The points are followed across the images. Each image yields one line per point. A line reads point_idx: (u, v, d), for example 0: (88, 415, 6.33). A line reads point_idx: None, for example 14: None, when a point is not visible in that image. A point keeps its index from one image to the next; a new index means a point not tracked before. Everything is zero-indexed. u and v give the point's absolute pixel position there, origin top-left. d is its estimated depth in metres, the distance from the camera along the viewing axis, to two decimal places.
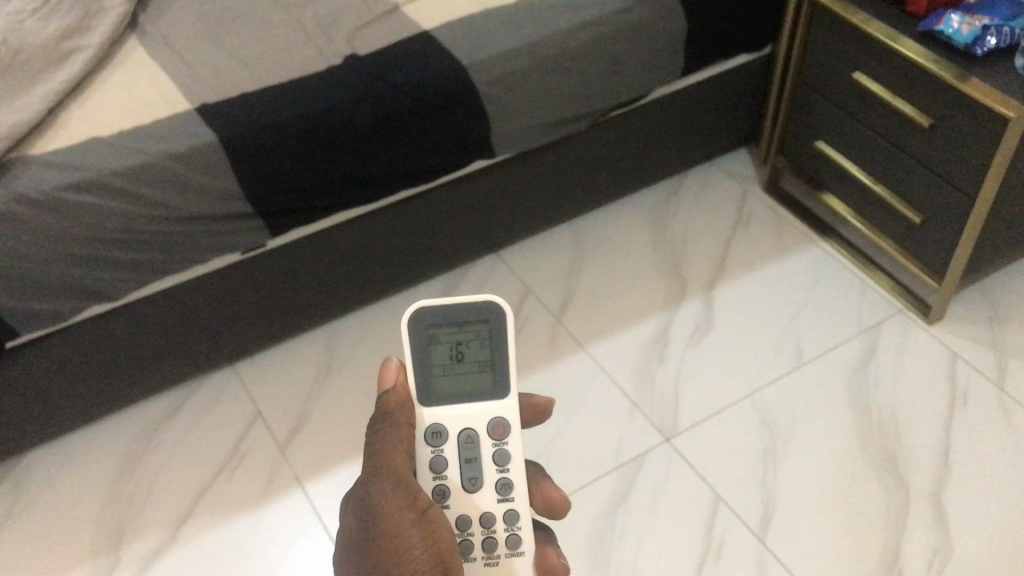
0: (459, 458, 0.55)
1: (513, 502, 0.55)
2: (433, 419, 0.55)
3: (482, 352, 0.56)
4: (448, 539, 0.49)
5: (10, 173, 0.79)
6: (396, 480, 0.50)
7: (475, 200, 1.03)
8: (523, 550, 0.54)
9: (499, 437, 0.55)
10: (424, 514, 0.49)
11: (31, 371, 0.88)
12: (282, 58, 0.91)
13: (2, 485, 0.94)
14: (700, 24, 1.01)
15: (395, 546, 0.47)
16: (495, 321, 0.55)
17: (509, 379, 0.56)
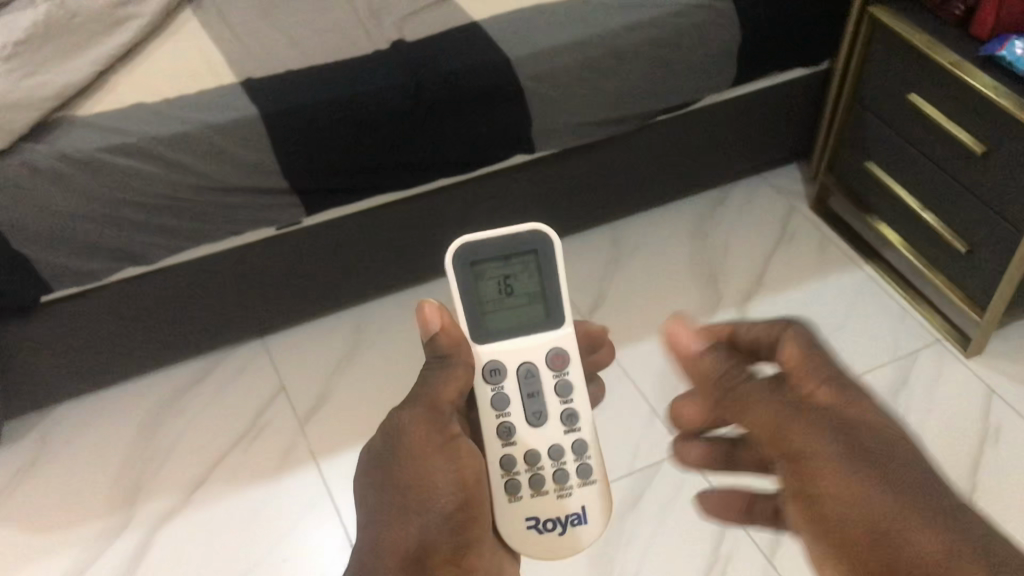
0: (520, 393, 0.54)
1: (580, 431, 0.54)
2: (492, 357, 0.54)
3: (533, 284, 0.56)
4: (475, 470, 0.48)
5: (55, 132, 0.80)
6: (431, 410, 0.48)
7: (513, 195, 1.04)
8: (595, 478, 0.53)
9: (559, 368, 0.55)
10: (453, 444, 0.47)
11: (63, 326, 0.90)
12: (331, 38, 0.92)
13: (30, 434, 0.96)
14: (757, 33, 0.99)
15: (424, 471, 0.45)
16: (542, 251, 0.55)
17: (563, 307, 0.56)
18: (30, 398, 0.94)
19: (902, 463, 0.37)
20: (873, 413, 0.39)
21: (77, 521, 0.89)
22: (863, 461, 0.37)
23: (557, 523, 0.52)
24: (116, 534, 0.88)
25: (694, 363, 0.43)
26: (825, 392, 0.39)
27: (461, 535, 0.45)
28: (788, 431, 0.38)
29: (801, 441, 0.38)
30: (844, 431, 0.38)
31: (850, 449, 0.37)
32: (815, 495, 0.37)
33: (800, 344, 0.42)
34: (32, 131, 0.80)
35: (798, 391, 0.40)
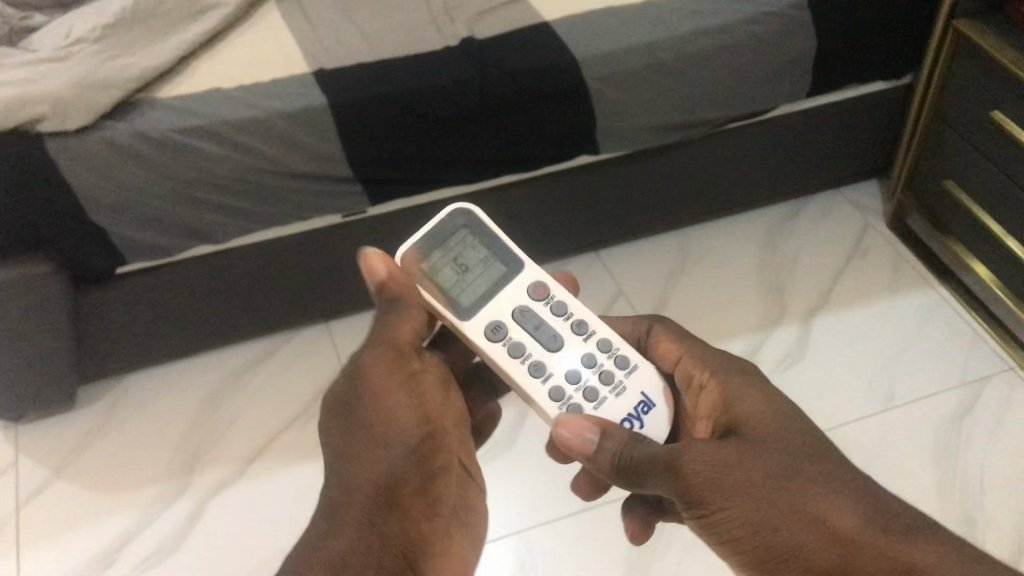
0: (528, 332, 0.58)
1: (595, 332, 0.59)
2: (485, 320, 0.58)
3: (480, 251, 0.60)
4: (436, 405, 0.52)
5: (135, 111, 0.84)
6: (393, 347, 0.52)
7: (576, 195, 1.04)
8: (636, 364, 0.57)
9: (545, 295, 0.59)
10: (414, 379, 0.52)
11: (135, 298, 0.94)
12: (403, 33, 0.94)
13: (103, 399, 1.02)
14: (834, 42, 0.97)
15: (385, 407, 0.50)
16: (468, 222, 0.60)
17: (515, 253, 0.60)
18: (101, 365, 0.99)
19: (788, 448, 0.47)
20: (761, 414, 0.51)
21: (135, 485, 0.94)
22: (752, 465, 0.46)
23: (633, 420, 0.56)
24: (170, 501, 0.92)
25: (595, 455, 0.51)
26: (708, 406, 0.54)
27: (425, 465, 0.50)
28: (684, 478, 0.46)
29: (695, 470, 0.46)
30: (734, 443, 0.48)
31: (744, 457, 0.47)
32: (712, 515, 0.46)
33: (666, 337, 0.59)
34: (114, 110, 0.84)
35: (706, 392, 0.54)
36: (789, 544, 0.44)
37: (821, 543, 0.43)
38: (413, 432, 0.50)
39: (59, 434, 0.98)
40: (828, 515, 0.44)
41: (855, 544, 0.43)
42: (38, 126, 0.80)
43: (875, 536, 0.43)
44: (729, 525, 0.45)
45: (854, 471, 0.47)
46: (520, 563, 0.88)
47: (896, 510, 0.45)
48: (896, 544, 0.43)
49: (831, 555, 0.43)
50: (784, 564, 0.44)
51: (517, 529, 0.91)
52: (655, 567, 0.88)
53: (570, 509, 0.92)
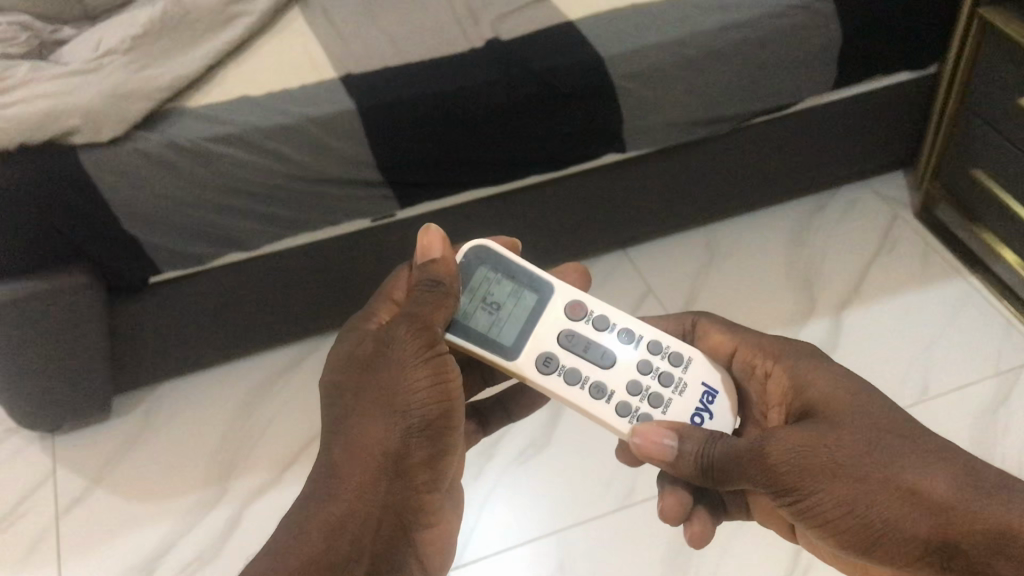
0: (579, 356, 0.61)
1: (642, 338, 0.62)
2: (536, 354, 0.61)
3: (505, 284, 0.62)
4: (456, 383, 0.54)
5: (166, 121, 0.84)
6: (421, 325, 0.54)
7: (604, 193, 1.04)
8: (689, 357, 0.62)
9: (584, 312, 0.62)
10: (438, 359, 0.53)
11: (168, 307, 0.95)
12: (429, 36, 0.94)
13: (138, 408, 1.02)
14: (859, 34, 0.97)
15: (404, 383, 0.52)
16: (489, 258, 0.62)
17: (539, 278, 0.63)
18: (136, 373, 1.00)
19: (865, 425, 0.51)
20: (834, 393, 0.54)
21: (174, 492, 0.94)
22: (835, 446, 0.50)
23: (703, 413, 0.60)
24: (209, 507, 0.93)
25: (675, 459, 0.55)
26: (778, 391, 0.59)
27: (435, 440, 0.53)
28: (771, 470, 0.50)
29: (780, 460, 0.50)
30: (812, 427, 0.52)
31: (825, 441, 0.50)
32: (801, 500, 0.50)
33: (716, 330, 0.64)
34: (144, 120, 0.84)
35: (773, 377, 0.59)
36: (881, 518, 0.48)
37: (912, 515, 0.47)
38: (425, 410, 0.52)
39: (97, 443, 0.99)
40: (919, 484, 0.47)
41: (945, 512, 0.46)
42: (72, 139, 0.80)
43: (964, 499, 0.46)
44: (821, 508, 0.49)
45: (935, 438, 0.50)
46: (559, 562, 0.88)
47: (983, 469, 0.48)
48: (986, 502, 0.46)
49: (923, 523, 0.47)
50: (879, 538, 0.48)
51: (554, 528, 0.91)
52: (694, 564, 0.88)
53: (606, 507, 0.92)
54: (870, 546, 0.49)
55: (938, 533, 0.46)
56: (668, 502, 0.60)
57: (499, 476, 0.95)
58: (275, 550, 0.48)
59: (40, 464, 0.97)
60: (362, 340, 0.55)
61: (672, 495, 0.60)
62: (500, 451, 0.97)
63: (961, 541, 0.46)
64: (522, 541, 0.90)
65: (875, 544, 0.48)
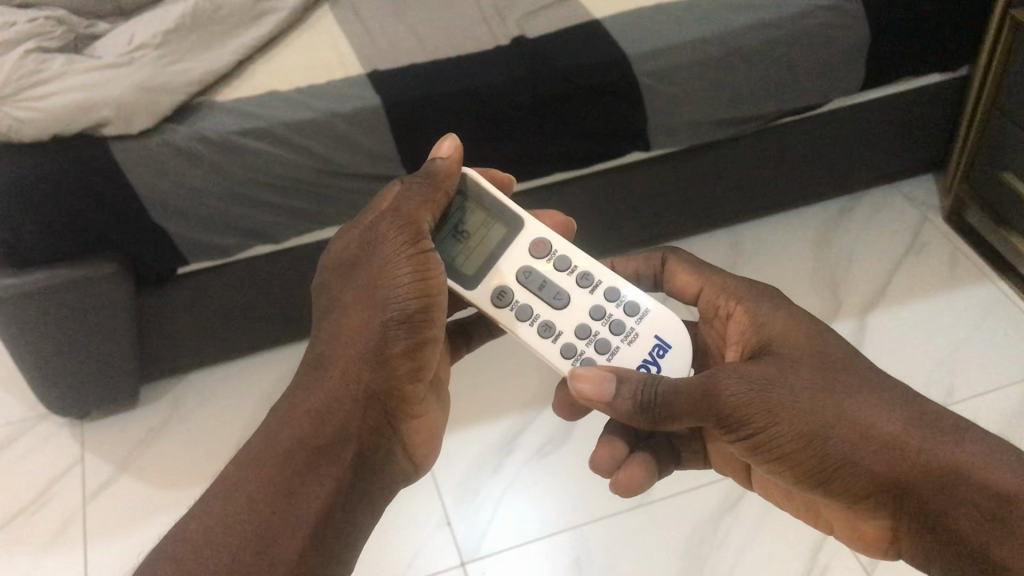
0: (533, 293, 0.61)
1: (599, 283, 0.62)
2: (491, 287, 0.61)
3: (478, 216, 0.62)
4: (439, 280, 0.55)
5: (196, 114, 0.86)
6: (405, 222, 0.56)
7: (629, 191, 1.04)
8: (646, 308, 0.61)
9: (545, 251, 0.62)
10: (423, 256, 0.55)
11: (196, 297, 0.96)
12: (455, 32, 0.95)
13: (164, 398, 1.04)
14: (888, 35, 0.97)
15: (386, 278, 0.54)
16: (464, 187, 0.62)
17: (512, 213, 0.63)
18: (165, 364, 1.01)
19: (821, 362, 0.52)
20: (789, 332, 0.54)
21: (198, 482, 0.96)
22: (790, 384, 0.50)
23: (651, 364, 0.60)
24: None
25: (612, 402, 0.54)
26: (736, 329, 0.58)
27: (415, 334, 0.54)
28: (726, 403, 0.50)
29: (733, 396, 0.50)
30: (769, 363, 0.52)
31: (780, 377, 0.51)
32: (756, 436, 0.50)
33: (683, 271, 0.64)
34: (174, 114, 0.86)
35: (730, 318, 0.59)
36: (842, 452, 0.48)
37: (871, 452, 0.48)
38: (404, 305, 0.53)
39: (125, 430, 1.01)
40: (873, 423, 0.48)
41: (904, 450, 0.48)
42: (104, 131, 0.82)
43: (920, 436, 0.48)
44: (777, 443, 0.50)
45: (885, 379, 0.51)
46: (575, 557, 0.88)
47: (930, 408, 0.50)
48: (934, 442, 0.47)
49: (884, 460, 0.48)
50: (840, 471, 0.49)
51: (572, 524, 0.91)
52: (710, 563, 0.88)
53: (624, 504, 0.92)
54: (826, 481, 0.50)
55: (898, 469, 0.48)
56: (599, 454, 0.62)
57: (518, 472, 0.95)
58: (264, 435, 0.51)
59: (69, 449, 0.99)
60: (345, 243, 0.57)
61: (606, 445, 0.62)
62: (520, 448, 0.97)
63: (919, 478, 0.47)
64: (539, 536, 0.90)
65: (832, 477, 0.49)
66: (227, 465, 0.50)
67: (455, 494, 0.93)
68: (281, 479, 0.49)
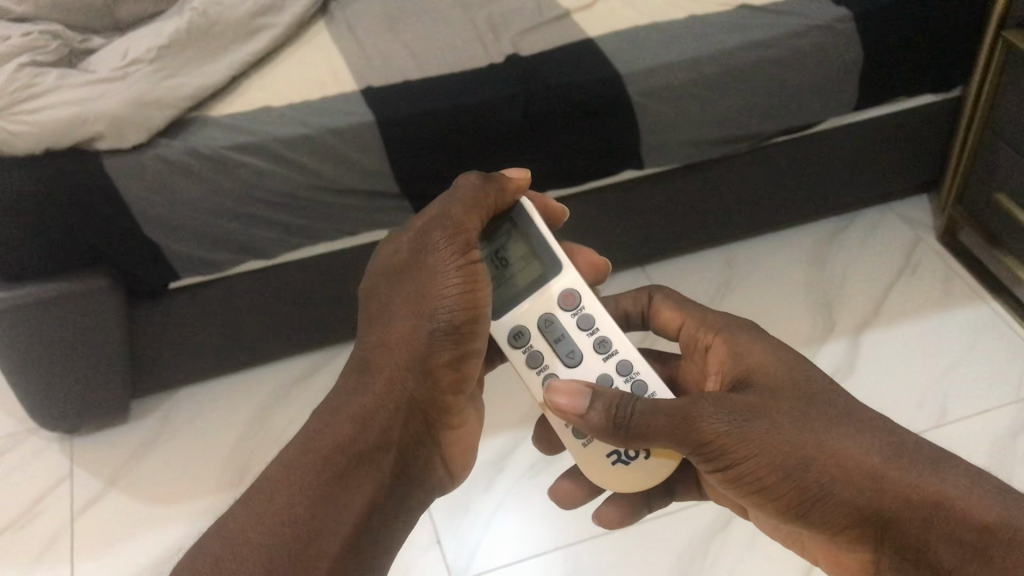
0: (549, 343, 0.60)
1: (616, 355, 0.60)
2: (507, 327, 0.61)
3: (520, 248, 0.61)
4: (485, 291, 0.55)
5: (189, 129, 0.86)
6: (456, 229, 0.55)
7: (622, 208, 1.04)
8: (652, 393, 0.59)
9: (570, 306, 0.61)
10: (472, 267, 0.55)
11: (187, 311, 0.96)
12: (449, 50, 0.95)
13: (155, 412, 1.03)
14: (881, 55, 0.97)
15: (434, 286, 0.54)
16: (517, 215, 0.61)
17: (554, 255, 0.61)
18: (155, 378, 1.01)
19: (799, 395, 0.52)
20: (768, 364, 0.55)
21: (186, 497, 0.95)
22: (769, 417, 0.50)
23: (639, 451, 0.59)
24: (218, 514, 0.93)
25: (585, 415, 0.54)
26: (716, 358, 0.59)
27: (460, 345, 0.55)
28: (702, 430, 0.50)
29: (709, 428, 0.50)
30: (753, 395, 0.52)
31: (763, 410, 0.51)
32: (731, 467, 0.50)
33: (668, 306, 0.65)
34: (168, 129, 0.86)
35: (710, 348, 0.60)
36: (820, 486, 0.48)
37: (849, 484, 0.48)
38: (451, 315, 0.54)
39: (115, 446, 1.00)
40: (850, 456, 0.48)
41: (883, 483, 0.47)
42: (96, 145, 0.82)
43: (900, 469, 0.47)
44: (753, 474, 0.50)
45: (866, 413, 0.51)
46: None
47: (911, 440, 0.49)
48: (912, 476, 0.47)
49: (862, 494, 0.47)
50: (819, 503, 0.49)
51: (562, 543, 0.90)
52: None
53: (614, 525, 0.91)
54: (807, 513, 0.50)
55: (876, 502, 0.47)
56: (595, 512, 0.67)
57: (508, 491, 0.95)
58: (303, 438, 0.51)
59: (58, 464, 0.98)
60: (395, 246, 0.56)
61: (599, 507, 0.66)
62: (511, 466, 0.97)
63: (897, 510, 0.47)
64: (528, 556, 0.89)
65: (812, 509, 0.49)
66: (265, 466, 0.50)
67: (445, 511, 0.93)
68: (320, 484, 0.48)
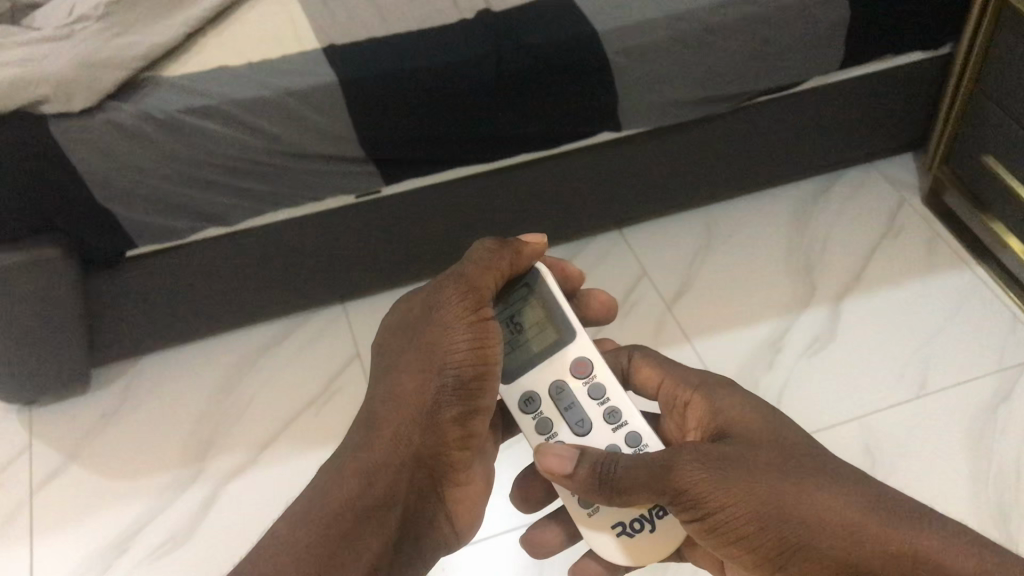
0: (558, 410, 0.61)
1: (626, 425, 0.60)
2: (518, 392, 0.62)
3: (538, 313, 0.62)
4: (495, 349, 0.57)
5: (142, 91, 0.81)
6: (469, 288, 0.57)
7: (599, 170, 1.01)
8: None
9: (583, 374, 0.62)
10: (483, 325, 0.57)
11: (145, 279, 0.92)
12: (417, 6, 0.90)
13: (116, 381, 1.00)
14: (869, 9, 0.93)
15: (444, 343, 0.56)
16: (534, 282, 0.62)
17: (569, 324, 0.62)
18: (115, 347, 0.98)
19: (778, 449, 0.54)
20: (748, 420, 0.57)
21: (147, 471, 0.92)
22: (749, 467, 0.52)
23: (644, 522, 0.58)
24: (183, 487, 0.91)
25: (571, 475, 0.56)
26: (695, 417, 0.62)
27: (467, 401, 0.57)
28: (680, 479, 0.51)
29: (691, 479, 0.51)
30: (732, 446, 0.54)
31: (742, 459, 0.53)
32: (708, 517, 0.51)
33: (646, 364, 0.67)
34: (119, 90, 0.81)
35: (689, 406, 0.62)
36: (798, 537, 0.50)
37: (830, 536, 0.49)
38: (459, 371, 0.56)
39: (73, 417, 0.97)
40: (830, 510, 0.49)
41: (860, 534, 0.49)
42: (42, 108, 0.78)
43: (878, 522, 0.49)
44: (731, 525, 0.51)
45: (842, 467, 0.53)
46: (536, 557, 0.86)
47: (887, 493, 0.51)
48: (891, 529, 0.48)
49: (842, 545, 0.49)
50: (796, 554, 0.50)
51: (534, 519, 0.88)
52: None
53: None
54: (784, 564, 0.51)
55: (853, 554, 0.48)
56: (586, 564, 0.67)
57: None
58: (315, 492, 0.55)
59: (15, 437, 0.95)
60: (412, 306, 0.60)
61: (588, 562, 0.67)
62: None
63: (876, 562, 0.48)
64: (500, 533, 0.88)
65: (790, 559, 0.50)
66: (278, 520, 0.54)
67: None
68: (328, 538, 0.52)
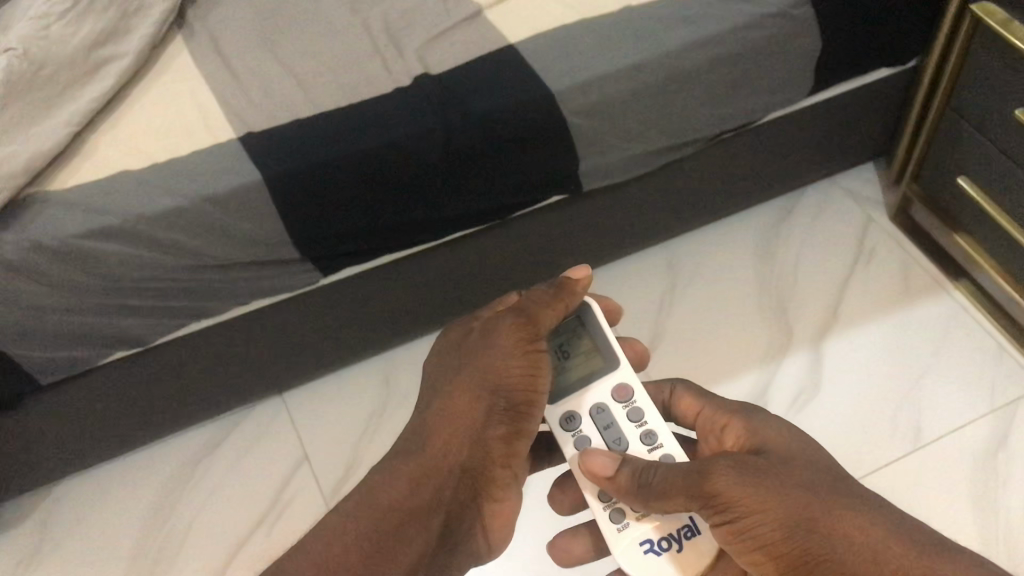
0: (598, 429, 0.55)
1: (663, 447, 0.53)
2: (557, 413, 0.56)
3: (586, 343, 0.58)
4: (545, 380, 0.53)
5: (27, 212, 0.67)
6: (527, 320, 0.52)
7: (555, 229, 0.91)
8: None
9: (623, 398, 0.56)
10: (536, 354, 0.52)
11: (52, 411, 0.80)
12: (344, 74, 0.78)
13: (33, 516, 0.88)
14: (840, 33, 0.84)
15: (497, 362, 0.51)
16: (585, 315, 0.58)
17: (612, 351, 0.57)
18: (25, 483, 0.85)
19: (829, 475, 0.46)
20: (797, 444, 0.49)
21: None
22: (791, 483, 0.45)
23: (671, 542, 0.50)
24: None
25: (612, 478, 0.51)
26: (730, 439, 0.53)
27: (516, 422, 0.51)
28: (713, 478, 0.45)
29: (727, 483, 0.45)
30: (777, 462, 0.47)
31: (786, 475, 0.46)
32: (741, 521, 0.45)
33: (687, 395, 0.59)
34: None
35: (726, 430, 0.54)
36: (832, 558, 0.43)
37: (860, 553, 0.42)
38: (511, 394, 0.51)
39: None
40: (870, 541, 0.42)
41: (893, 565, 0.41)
42: None
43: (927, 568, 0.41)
44: (759, 538, 0.44)
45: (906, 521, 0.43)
46: None
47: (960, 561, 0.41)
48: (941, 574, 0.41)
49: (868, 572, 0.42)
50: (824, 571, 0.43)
51: None
52: None
53: None
54: None
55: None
56: None
57: None
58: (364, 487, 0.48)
59: None
60: (465, 325, 0.54)
61: None
62: None
63: None
64: None
65: None
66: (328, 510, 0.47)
67: None
68: (375, 532, 0.46)
